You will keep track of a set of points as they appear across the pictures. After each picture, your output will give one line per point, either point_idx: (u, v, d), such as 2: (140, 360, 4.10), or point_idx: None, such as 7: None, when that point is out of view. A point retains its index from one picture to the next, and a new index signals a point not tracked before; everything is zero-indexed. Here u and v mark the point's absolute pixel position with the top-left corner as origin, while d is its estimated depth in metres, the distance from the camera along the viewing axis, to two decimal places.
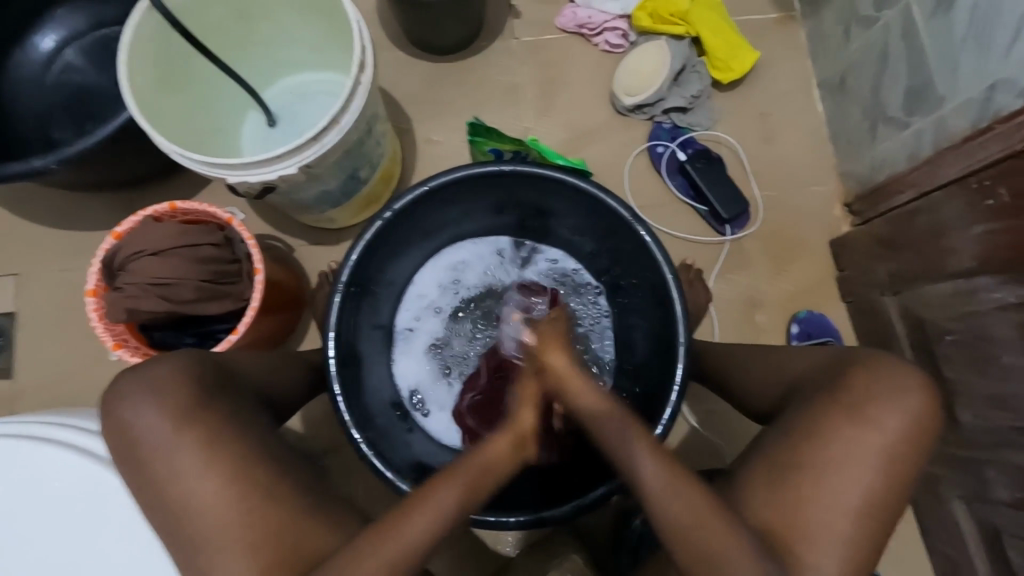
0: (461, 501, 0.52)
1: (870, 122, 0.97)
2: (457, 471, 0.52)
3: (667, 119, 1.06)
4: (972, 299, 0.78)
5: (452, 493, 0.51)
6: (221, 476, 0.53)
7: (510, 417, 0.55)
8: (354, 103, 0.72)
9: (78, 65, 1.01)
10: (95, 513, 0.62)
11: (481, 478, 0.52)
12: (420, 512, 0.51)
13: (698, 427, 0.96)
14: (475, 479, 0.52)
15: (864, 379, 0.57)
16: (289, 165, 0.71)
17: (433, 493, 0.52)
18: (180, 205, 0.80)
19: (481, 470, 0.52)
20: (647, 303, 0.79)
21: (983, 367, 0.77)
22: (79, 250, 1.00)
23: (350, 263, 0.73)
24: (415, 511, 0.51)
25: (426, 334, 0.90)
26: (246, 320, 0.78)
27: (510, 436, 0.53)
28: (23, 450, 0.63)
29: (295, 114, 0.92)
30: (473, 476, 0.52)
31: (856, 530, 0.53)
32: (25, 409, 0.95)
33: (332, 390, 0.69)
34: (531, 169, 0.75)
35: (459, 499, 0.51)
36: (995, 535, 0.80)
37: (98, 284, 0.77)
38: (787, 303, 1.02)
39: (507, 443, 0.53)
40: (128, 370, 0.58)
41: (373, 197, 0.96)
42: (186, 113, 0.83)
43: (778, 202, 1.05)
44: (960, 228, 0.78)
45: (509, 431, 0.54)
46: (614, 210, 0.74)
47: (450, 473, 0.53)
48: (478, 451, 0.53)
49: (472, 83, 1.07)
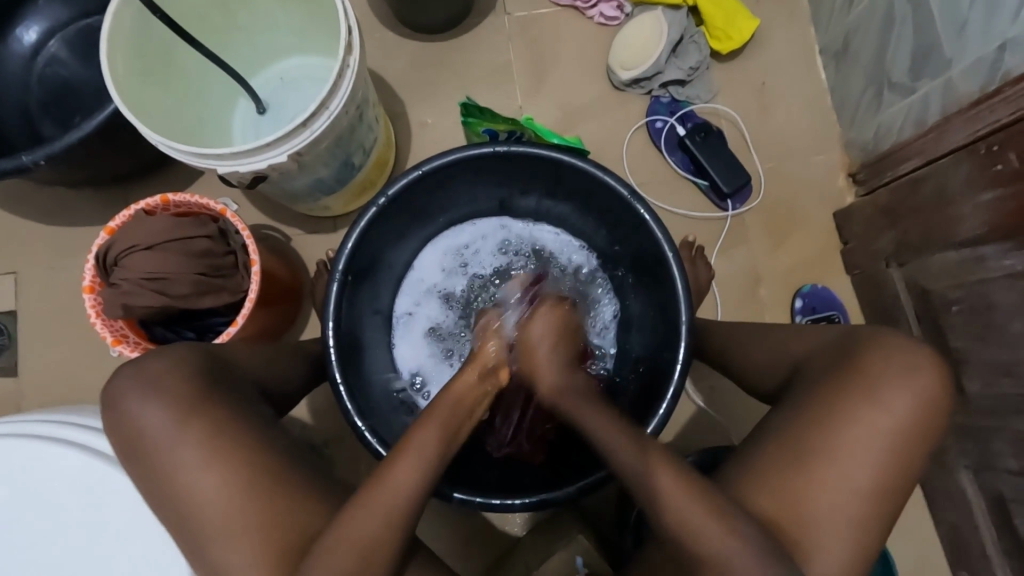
0: (446, 434, 0.55)
1: (875, 89, 0.94)
2: (432, 410, 0.56)
3: (665, 92, 1.03)
4: (979, 267, 0.76)
5: (440, 426, 0.55)
6: (226, 468, 0.53)
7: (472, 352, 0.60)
8: (343, 86, 0.70)
9: (62, 57, 0.98)
10: (103, 508, 0.63)
11: (452, 414, 0.56)
12: (408, 454, 0.53)
13: (704, 407, 0.95)
14: (448, 413, 0.56)
15: (873, 358, 0.56)
16: (279, 153, 0.70)
17: (415, 435, 0.54)
18: (172, 198, 0.78)
19: (454, 403, 0.56)
20: (650, 282, 0.78)
21: (990, 336, 0.76)
22: (75, 247, 1.00)
23: (347, 251, 0.72)
24: (404, 454, 0.53)
25: (426, 319, 0.89)
26: (245, 312, 0.77)
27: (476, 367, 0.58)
28: (28, 448, 0.64)
29: (283, 101, 0.90)
30: (446, 410, 0.56)
31: (871, 510, 0.53)
32: (31, 406, 0.95)
33: (334, 379, 0.69)
34: (527, 149, 0.73)
35: (437, 436, 0.54)
36: (1001, 503, 0.80)
37: (94, 280, 0.76)
38: (790, 278, 1.01)
39: (474, 377, 0.58)
40: (128, 365, 0.57)
41: (367, 183, 0.94)
42: (172, 103, 0.82)
43: (780, 174, 1.03)
44: (968, 195, 0.76)
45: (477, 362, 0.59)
46: (613, 188, 0.72)
47: (433, 411, 0.56)
48: (449, 385, 0.58)
49: (464, 62, 1.04)
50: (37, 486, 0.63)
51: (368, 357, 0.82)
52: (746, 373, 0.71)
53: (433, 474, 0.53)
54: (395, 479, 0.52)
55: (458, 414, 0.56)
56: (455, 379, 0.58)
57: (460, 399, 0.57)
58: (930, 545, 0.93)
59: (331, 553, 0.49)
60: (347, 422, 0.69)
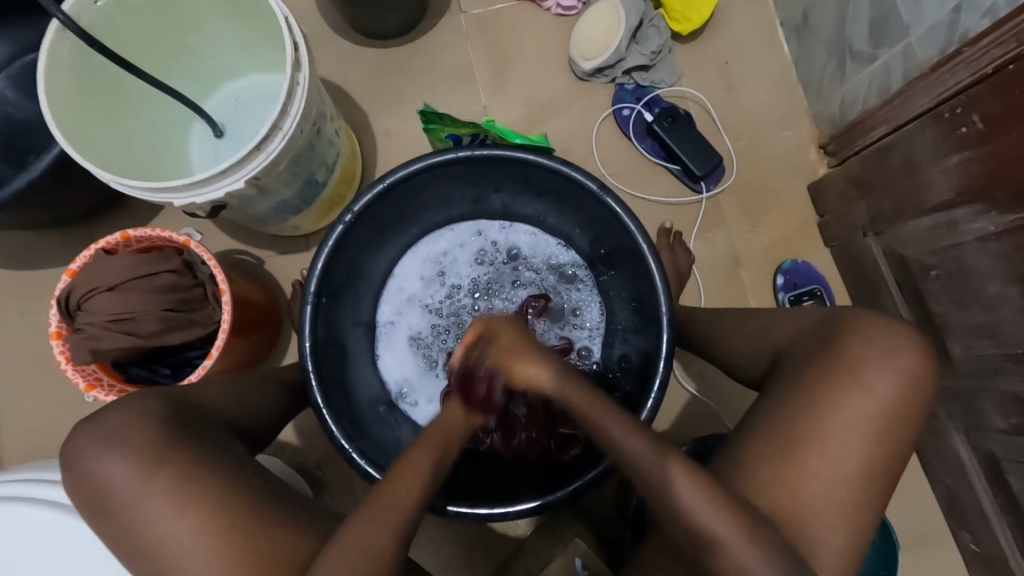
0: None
1: (837, 60, 0.93)
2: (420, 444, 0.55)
3: (629, 79, 1.02)
4: (952, 232, 0.76)
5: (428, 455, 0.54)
6: (203, 515, 0.52)
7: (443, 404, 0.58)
8: (294, 104, 0.68)
9: (8, 96, 0.94)
10: (88, 559, 0.62)
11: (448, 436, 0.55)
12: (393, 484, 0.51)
13: (696, 394, 0.95)
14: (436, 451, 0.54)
15: (858, 341, 0.56)
16: (237, 179, 0.68)
17: (411, 460, 0.53)
18: (132, 234, 0.76)
19: (444, 430, 0.55)
20: (626, 273, 0.77)
21: (967, 299, 0.77)
22: (42, 290, 0.97)
23: (317, 272, 0.70)
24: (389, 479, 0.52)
25: (407, 328, 0.88)
26: (218, 344, 0.75)
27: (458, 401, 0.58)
28: (9, 509, 0.62)
29: (240, 122, 0.88)
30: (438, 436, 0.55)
31: (859, 494, 0.53)
32: (13, 457, 0.93)
33: (316, 404, 0.67)
34: (490, 152, 0.71)
35: (434, 457, 0.54)
36: (993, 462, 0.81)
37: (61, 326, 0.74)
38: (770, 255, 1.00)
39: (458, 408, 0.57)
40: (86, 421, 0.56)
41: (335, 200, 0.92)
42: (123, 136, 0.79)
43: (750, 152, 1.02)
44: (935, 159, 0.76)
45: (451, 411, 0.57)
46: (581, 183, 0.71)
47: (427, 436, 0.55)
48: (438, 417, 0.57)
49: (422, 67, 1.02)
50: (22, 545, 0.62)
51: (353, 370, 0.81)
52: (731, 361, 0.70)
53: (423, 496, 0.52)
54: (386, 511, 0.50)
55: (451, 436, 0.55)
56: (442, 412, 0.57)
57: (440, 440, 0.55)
58: (929, 508, 0.93)
59: None
60: (334, 446, 0.68)
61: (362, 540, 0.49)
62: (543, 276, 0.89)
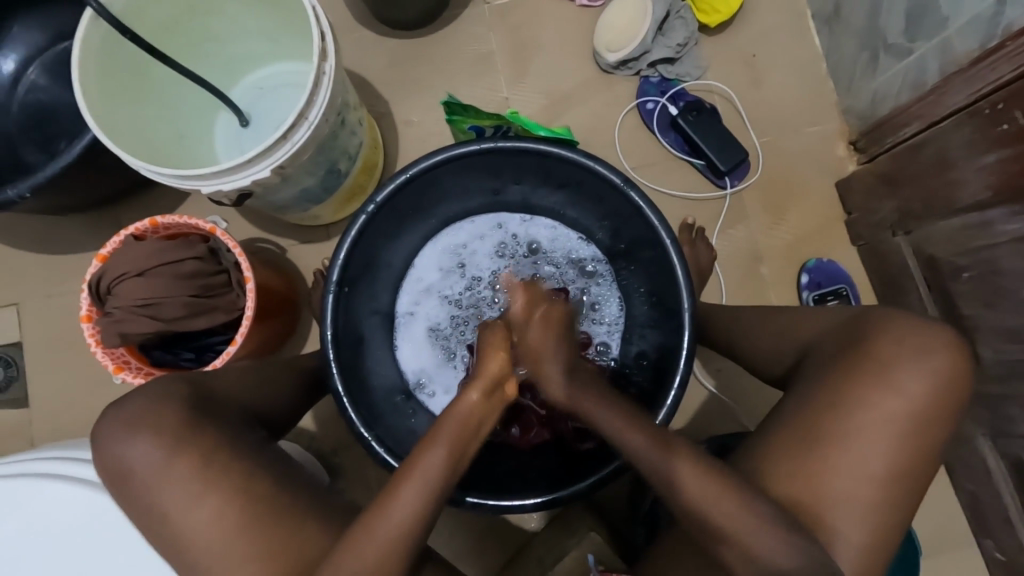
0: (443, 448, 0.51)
1: (870, 54, 0.91)
2: (438, 430, 0.53)
3: (654, 72, 1.00)
4: (986, 232, 0.74)
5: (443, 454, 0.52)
6: (225, 497, 0.53)
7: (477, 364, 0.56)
8: (320, 94, 0.68)
9: (43, 84, 0.97)
10: (114, 535, 0.63)
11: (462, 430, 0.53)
12: (409, 474, 0.51)
13: (715, 392, 0.94)
14: (458, 435, 0.53)
15: (892, 343, 0.54)
16: (261, 168, 0.68)
17: (422, 456, 0.52)
18: (160, 221, 0.78)
19: (460, 424, 0.53)
20: (646, 268, 0.76)
21: (998, 301, 0.75)
22: (71, 274, 0.99)
23: (339, 261, 0.71)
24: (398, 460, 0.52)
25: (425, 319, 0.89)
26: (242, 330, 0.77)
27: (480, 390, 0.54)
28: (40, 486, 0.64)
29: (264, 111, 0.88)
30: (453, 430, 0.53)
31: (882, 499, 0.52)
32: (42, 436, 0.96)
33: (335, 391, 0.68)
34: (512, 144, 0.71)
35: (447, 457, 0.52)
36: (1022, 469, 0.79)
37: (91, 310, 0.76)
38: (794, 253, 0.98)
39: (479, 397, 0.54)
40: (111, 407, 0.58)
41: (356, 189, 0.93)
42: (151, 125, 0.81)
43: (777, 147, 1.00)
44: (971, 157, 0.74)
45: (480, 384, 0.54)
46: (605, 177, 0.71)
47: (439, 430, 0.53)
48: (453, 407, 0.54)
49: (446, 58, 1.02)
50: (50, 520, 0.64)
51: (370, 358, 0.82)
52: (753, 358, 0.69)
53: (443, 485, 0.52)
54: (410, 499, 0.51)
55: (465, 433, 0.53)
56: (459, 398, 0.54)
57: (468, 420, 0.54)
58: (951, 514, 0.91)
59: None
60: (353, 434, 0.68)
61: (383, 526, 0.50)
62: (564, 271, 0.88)
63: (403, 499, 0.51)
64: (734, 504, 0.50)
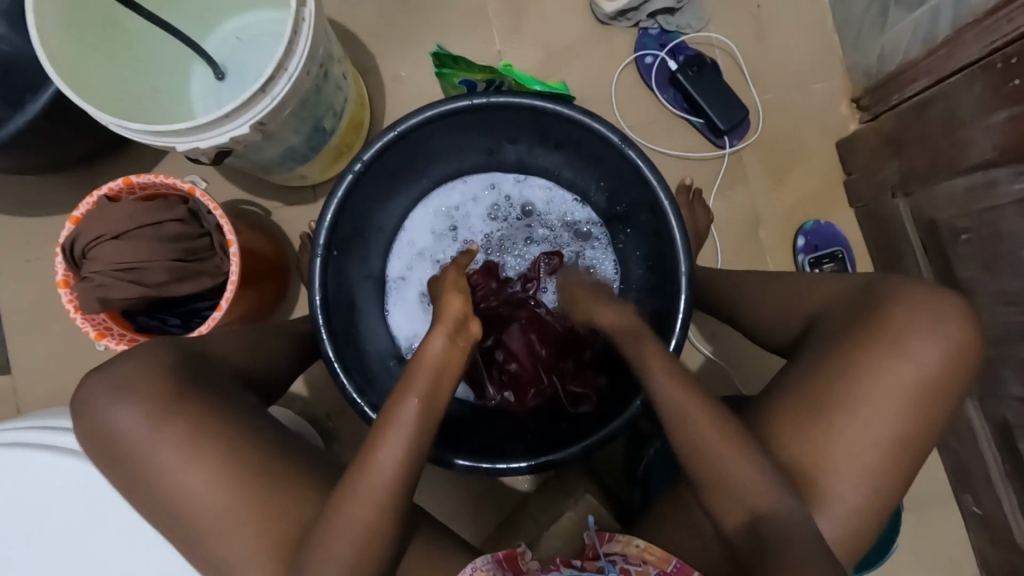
0: (428, 402, 0.51)
1: (880, 5, 0.86)
2: (410, 378, 0.52)
3: (653, 24, 0.95)
4: (990, 193, 0.73)
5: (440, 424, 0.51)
6: (220, 463, 0.53)
7: (438, 307, 0.55)
8: (300, 44, 0.64)
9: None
10: (106, 503, 0.63)
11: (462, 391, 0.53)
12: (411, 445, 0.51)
13: (711, 356, 0.94)
14: (434, 380, 0.52)
15: (907, 313, 0.54)
16: (241, 124, 0.64)
17: (400, 406, 0.51)
18: (136, 180, 0.74)
19: (432, 371, 0.52)
20: (644, 230, 0.74)
21: (996, 264, 0.75)
22: (47, 238, 0.95)
23: (327, 223, 0.68)
24: (392, 427, 0.50)
25: (418, 283, 0.86)
26: (228, 295, 0.74)
27: (445, 332, 0.53)
28: (27, 454, 0.63)
29: (240, 61, 0.82)
30: (425, 377, 0.52)
31: (883, 463, 0.52)
32: (26, 404, 0.94)
33: (328, 357, 0.67)
34: (506, 99, 0.67)
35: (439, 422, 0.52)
36: (1006, 429, 0.81)
37: (67, 274, 0.73)
38: (793, 216, 0.97)
39: (443, 341, 0.53)
40: (94, 374, 0.56)
41: (343, 147, 0.89)
42: (121, 78, 0.75)
43: (778, 105, 0.97)
44: (980, 116, 0.72)
45: (443, 325, 0.53)
46: (602, 134, 0.68)
47: (412, 378, 0.52)
48: (421, 354, 0.52)
49: (435, 7, 0.96)
50: (38, 488, 0.63)
51: (362, 324, 0.80)
52: (755, 325, 0.68)
53: None
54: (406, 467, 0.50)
55: (439, 376, 0.52)
56: (425, 344, 0.53)
57: (436, 363, 0.52)
58: (934, 472, 0.94)
59: (325, 546, 0.49)
60: (346, 400, 0.67)
61: (380, 493, 0.49)
62: (560, 234, 0.86)
63: (400, 465, 0.50)
64: (730, 467, 0.50)
